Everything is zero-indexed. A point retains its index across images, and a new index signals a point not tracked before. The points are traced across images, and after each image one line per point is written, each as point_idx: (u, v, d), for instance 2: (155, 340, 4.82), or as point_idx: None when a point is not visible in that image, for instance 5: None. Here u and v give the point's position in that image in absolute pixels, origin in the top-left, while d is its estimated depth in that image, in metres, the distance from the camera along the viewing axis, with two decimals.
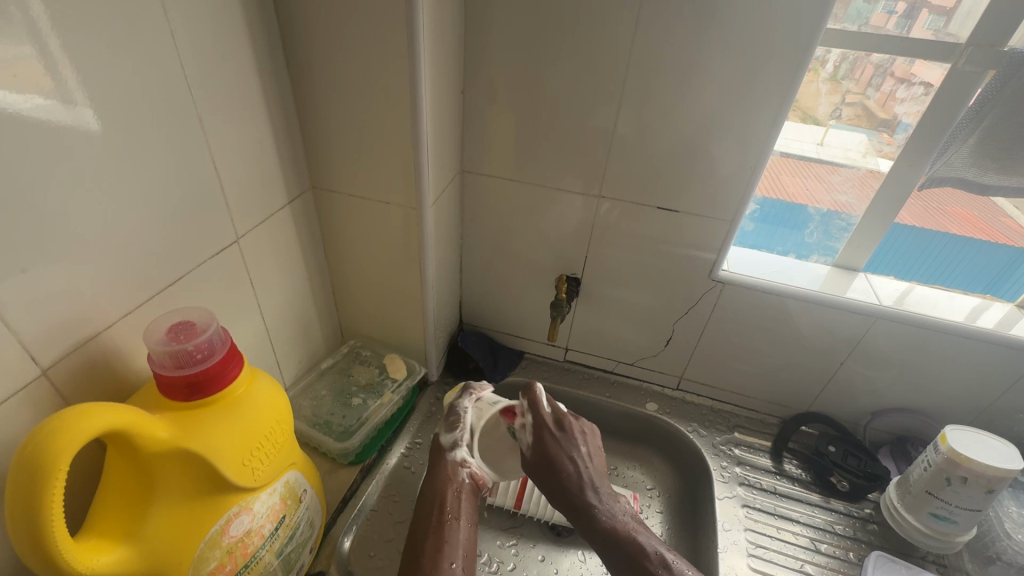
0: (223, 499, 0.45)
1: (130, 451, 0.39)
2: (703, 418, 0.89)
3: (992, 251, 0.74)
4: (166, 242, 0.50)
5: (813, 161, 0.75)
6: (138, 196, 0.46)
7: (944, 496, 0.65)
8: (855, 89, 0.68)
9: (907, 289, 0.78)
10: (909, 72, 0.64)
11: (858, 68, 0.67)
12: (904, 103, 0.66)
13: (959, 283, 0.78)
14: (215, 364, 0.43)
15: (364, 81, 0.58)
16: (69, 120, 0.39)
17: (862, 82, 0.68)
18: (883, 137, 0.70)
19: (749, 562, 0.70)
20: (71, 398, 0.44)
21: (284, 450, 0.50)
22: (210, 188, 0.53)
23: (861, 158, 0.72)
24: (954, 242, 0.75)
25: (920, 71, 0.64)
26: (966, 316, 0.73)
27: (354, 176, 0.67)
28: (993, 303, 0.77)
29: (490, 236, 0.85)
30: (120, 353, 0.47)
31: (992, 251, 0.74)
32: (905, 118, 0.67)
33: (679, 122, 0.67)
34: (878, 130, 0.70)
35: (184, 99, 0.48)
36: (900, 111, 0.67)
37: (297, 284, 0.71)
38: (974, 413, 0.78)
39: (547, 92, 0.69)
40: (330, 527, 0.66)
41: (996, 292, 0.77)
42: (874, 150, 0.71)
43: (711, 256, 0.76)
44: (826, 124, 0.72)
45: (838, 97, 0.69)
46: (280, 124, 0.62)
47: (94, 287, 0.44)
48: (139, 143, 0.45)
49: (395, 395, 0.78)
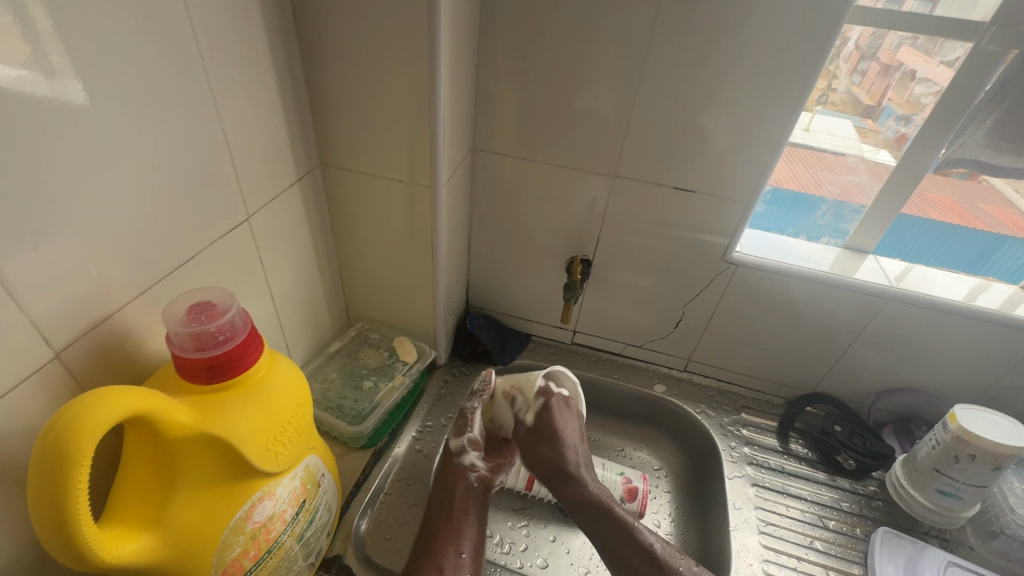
0: (247, 484, 0.43)
1: (153, 436, 0.38)
2: (710, 399, 0.89)
3: (970, 236, 0.75)
4: (176, 220, 0.47)
5: (799, 146, 0.74)
6: (148, 171, 0.44)
7: (951, 473, 0.66)
8: (842, 73, 0.68)
9: (908, 269, 0.78)
10: (895, 59, 0.66)
11: (845, 52, 0.66)
12: (890, 88, 0.68)
13: (943, 262, 0.78)
14: (237, 346, 0.41)
15: (378, 52, 0.56)
16: (52, 94, 0.35)
17: (849, 67, 0.68)
18: (868, 124, 0.71)
19: (760, 539, 0.71)
20: (85, 383, 0.42)
21: (306, 433, 0.49)
22: (221, 163, 0.51)
23: (851, 144, 0.73)
24: (947, 228, 0.75)
25: (905, 56, 0.65)
26: (965, 295, 0.74)
27: (365, 153, 0.64)
28: (992, 284, 0.77)
29: (499, 217, 0.83)
30: (134, 335, 0.45)
31: (971, 235, 0.75)
32: (890, 103, 0.69)
33: (699, 101, 0.66)
34: (863, 117, 0.71)
35: (194, 68, 0.45)
36: (885, 97, 0.69)
37: (305, 264, 0.69)
38: (976, 393, 0.79)
39: (563, 68, 0.67)
40: (345, 509, 0.66)
41: (981, 271, 0.78)
42: (861, 137, 0.72)
43: (724, 239, 0.75)
44: (813, 111, 0.71)
45: (827, 82, 0.68)
46: (289, 97, 0.59)
47: (104, 265, 0.42)
48: (148, 113, 0.42)
49: (407, 377, 0.77)
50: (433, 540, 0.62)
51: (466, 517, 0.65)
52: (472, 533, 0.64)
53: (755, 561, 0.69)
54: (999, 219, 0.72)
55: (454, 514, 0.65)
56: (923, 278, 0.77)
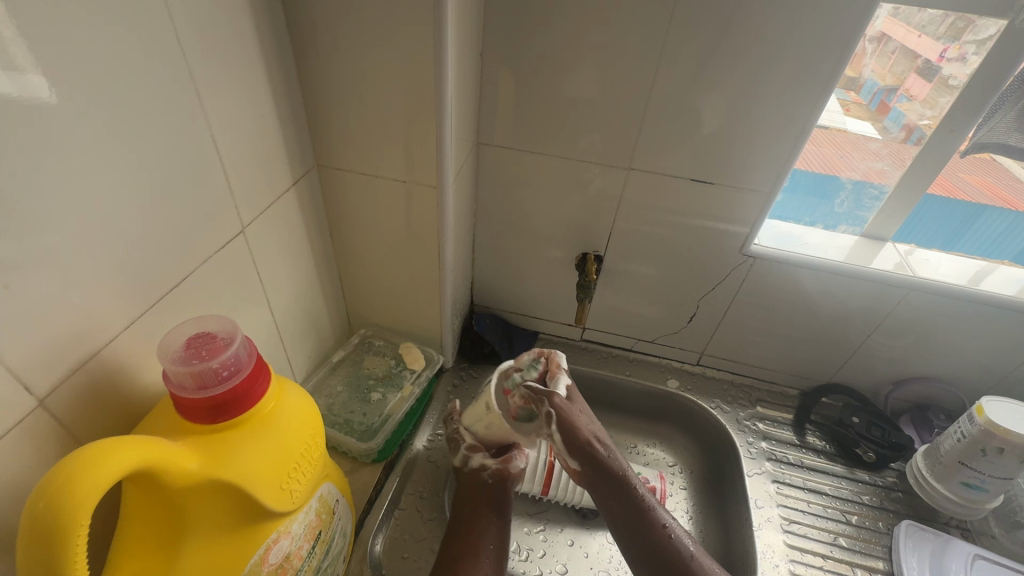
0: (261, 527, 0.40)
1: (156, 487, 0.34)
2: (725, 393, 0.88)
3: (948, 208, 0.74)
4: (163, 237, 0.43)
5: None
6: (128, 185, 0.39)
7: (977, 465, 0.65)
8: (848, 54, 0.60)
9: (908, 252, 0.76)
10: (880, 30, 0.62)
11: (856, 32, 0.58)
12: (874, 59, 0.65)
13: (921, 241, 0.77)
14: (242, 382, 0.37)
15: (378, 42, 0.51)
16: (18, 92, 0.31)
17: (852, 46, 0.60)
18: (850, 96, 0.69)
19: (785, 538, 0.70)
20: (75, 427, 0.38)
21: (320, 464, 0.45)
22: (209, 171, 0.46)
23: (835, 118, 0.70)
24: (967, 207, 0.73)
25: (888, 27, 0.62)
26: (971, 280, 0.72)
27: (364, 152, 0.60)
28: (999, 265, 0.76)
29: (505, 213, 0.79)
30: (127, 370, 0.41)
31: (951, 205, 0.73)
32: (869, 74, 0.67)
33: (719, 88, 0.62)
34: (846, 90, 0.68)
35: (174, 66, 0.40)
36: (867, 68, 0.66)
37: (304, 272, 0.65)
38: (994, 380, 0.78)
39: (574, 55, 0.63)
40: (359, 528, 0.63)
41: (955, 247, 0.77)
42: (843, 109, 0.69)
43: (743, 230, 0.72)
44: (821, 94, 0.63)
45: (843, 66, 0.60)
46: (281, 93, 0.54)
47: (88, 295, 0.37)
48: (125, 120, 0.38)
49: (415, 386, 0.74)
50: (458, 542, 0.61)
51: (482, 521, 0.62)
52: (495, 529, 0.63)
53: (781, 562, 0.68)
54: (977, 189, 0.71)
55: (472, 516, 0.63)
56: (923, 262, 0.74)
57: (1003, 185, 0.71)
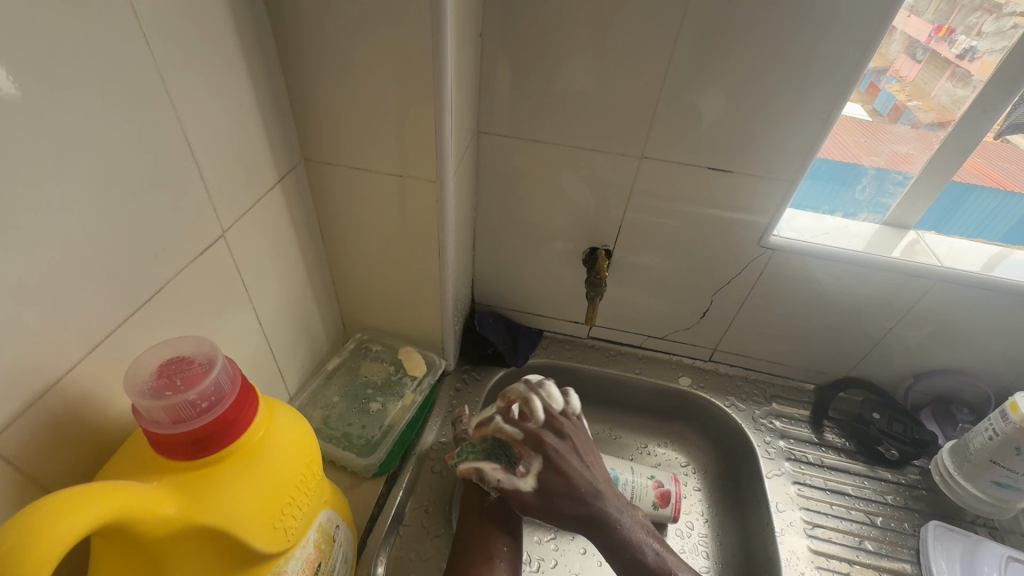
0: (254, 568, 0.36)
1: (128, 538, 0.30)
2: (739, 389, 0.84)
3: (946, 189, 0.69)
4: (131, 248, 0.38)
5: None
6: (86, 191, 0.34)
7: (1010, 464, 0.62)
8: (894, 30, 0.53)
9: (915, 239, 0.72)
10: None
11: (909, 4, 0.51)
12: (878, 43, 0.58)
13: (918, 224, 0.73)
14: (225, 413, 0.33)
15: (368, 22, 0.46)
16: None
17: None
18: None
19: (809, 544, 0.67)
20: (33, 468, 0.34)
21: (317, 493, 0.41)
22: (181, 171, 0.41)
23: None
24: (994, 194, 0.68)
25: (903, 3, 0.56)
26: (982, 266, 0.69)
27: (355, 144, 0.55)
28: (1012, 252, 0.72)
29: (508, 207, 0.74)
30: (93, 397, 0.37)
31: (948, 191, 0.69)
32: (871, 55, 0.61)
33: (741, 70, 0.57)
34: None
35: (134, 52, 0.35)
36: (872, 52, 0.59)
37: (293, 276, 0.60)
38: (1020, 372, 0.75)
39: (582, 35, 0.57)
40: (362, 548, 0.59)
41: (943, 230, 0.73)
42: None
43: (763, 220, 0.68)
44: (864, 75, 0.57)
45: None
46: (261, 81, 0.48)
47: (42, 318, 0.33)
48: (77, 116, 0.32)
49: (417, 394, 0.69)
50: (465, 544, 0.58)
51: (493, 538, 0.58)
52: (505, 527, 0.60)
53: (807, 569, 0.65)
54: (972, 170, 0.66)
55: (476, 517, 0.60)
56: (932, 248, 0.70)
57: (995, 167, 0.66)
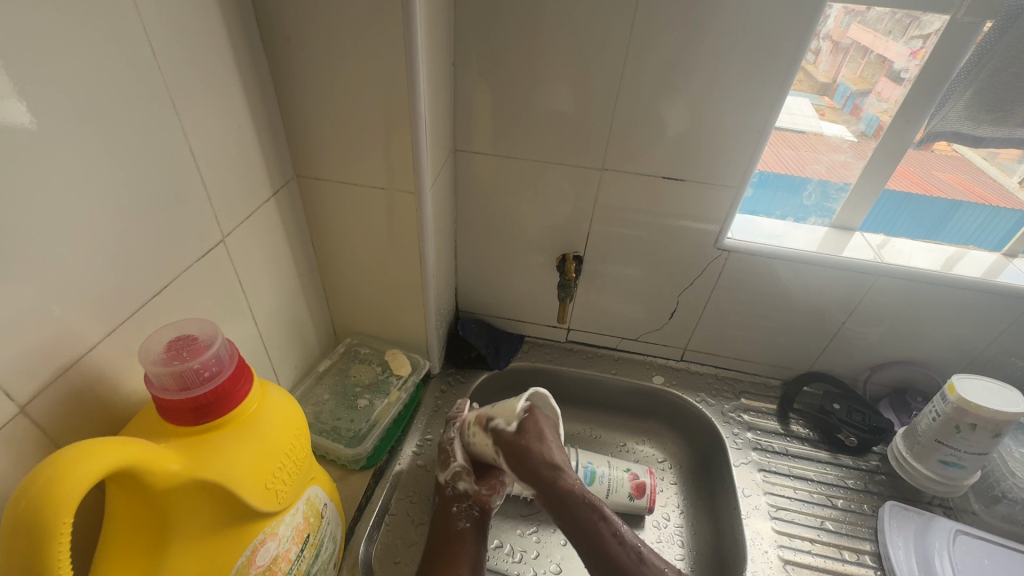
0: (247, 528, 0.41)
1: (138, 488, 0.35)
2: (709, 386, 0.89)
3: (926, 205, 0.76)
4: (143, 248, 0.44)
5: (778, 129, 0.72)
6: (107, 196, 0.40)
7: (953, 443, 0.67)
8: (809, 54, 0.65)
9: (884, 242, 0.78)
10: (844, 37, 0.65)
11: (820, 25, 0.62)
12: (842, 66, 0.68)
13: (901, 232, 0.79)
14: (224, 382, 0.38)
15: (351, 54, 0.53)
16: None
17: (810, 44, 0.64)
18: (825, 101, 0.71)
19: (773, 525, 0.71)
20: (56, 435, 0.39)
21: (306, 466, 0.46)
22: (187, 183, 0.47)
23: (811, 123, 0.72)
24: (979, 209, 0.75)
25: (852, 33, 0.65)
26: (942, 265, 0.74)
27: (342, 161, 0.61)
28: (969, 251, 0.78)
29: (484, 218, 0.80)
30: (107, 377, 0.42)
31: (921, 202, 0.76)
32: (843, 80, 0.69)
33: (685, 90, 0.64)
34: (820, 94, 0.70)
35: (150, 79, 0.42)
36: (838, 74, 0.68)
37: (286, 282, 0.66)
38: (966, 360, 0.80)
39: (543, 62, 0.65)
40: (350, 535, 0.63)
41: (940, 237, 0.79)
42: (819, 114, 0.72)
43: (715, 226, 0.74)
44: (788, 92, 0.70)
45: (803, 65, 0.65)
46: (258, 106, 0.55)
47: (67, 305, 0.38)
48: (102, 134, 0.39)
49: (402, 392, 0.74)
50: (432, 569, 0.59)
51: (465, 539, 0.63)
52: (469, 558, 0.61)
53: (771, 548, 0.69)
54: (952, 185, 0.74)
55: (451, 544, 0.62)
56: (897, 252, 0.76)
57: (977, 182, 0.74)
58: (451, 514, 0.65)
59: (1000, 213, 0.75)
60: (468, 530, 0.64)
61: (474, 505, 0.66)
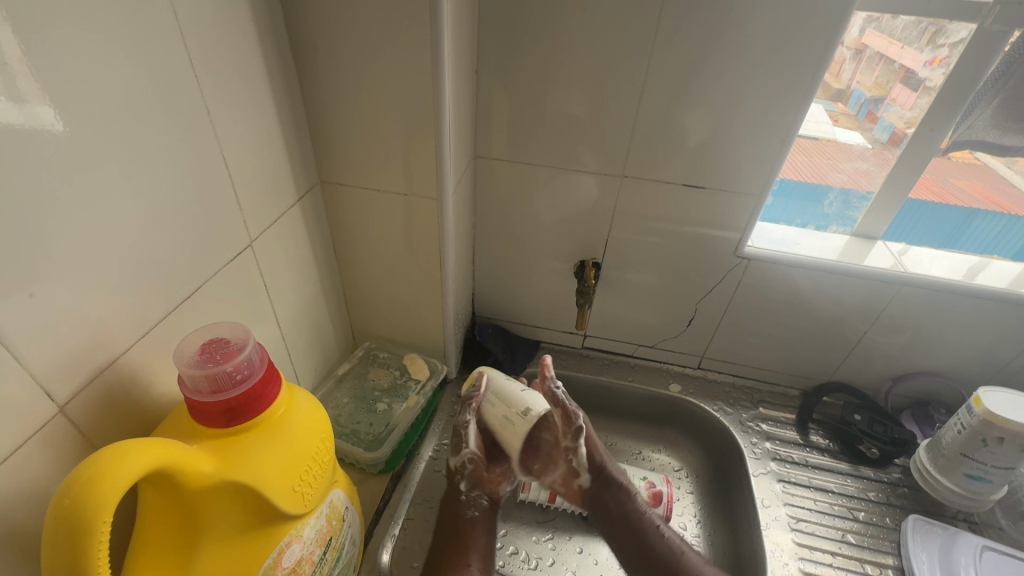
0: (275, 530, 0.41)
1: (172, 489, 0.35)
2: (726, 395, 0.89)
3: (945, 213, 0.75)
4: (176, 251, 0.45)
5: (801, 138, 0.72)
6: (142, 200, 0.41)
7: (979, 456, 0.66)
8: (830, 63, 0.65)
9: (905, 250, 0.77)
10: (862, 44, 0.65)
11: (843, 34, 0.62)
12: (859, 73, 0.68)
13: (922, 241, 0.78)
14: (255, 385, 0.39)
15: (378, 61, 0.54)
16: (25, 122, 0.32)
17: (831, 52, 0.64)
18: (839, 107, 0.71)
19: (793, 537, 0.70)
20: (92, 436, 0.40)
21: (330, 469, 0.46)
22: (218, 188, 0.48)
23: (824, 129, 0.72)
24: (999, 218, 0.74)
25: (871, 40, 0.65)
26: (965, 274, 0.73)
27: (366, 167, 0.62)
28: (992, 261, 0.77)
29: (503, 224, 0.81)
30: (140, 378, 0.43)
31: (942, 211, 0.75)
32: (858, 86, 0.69)
33: (707, 98, 0.64)
34: (836, 101, 0.70)
35: (185, 86, 0.43)
36: (854, 81, 0.69)
37: (309, 285, 0.67)
38: (991, 372, 0.79)
39: (565, 70, 0.65)
40: (368, 538, 0.63)
41: (954, 245, 0.77)
42: (832, 120, 0.72)
43: (735, 234, 0.74)
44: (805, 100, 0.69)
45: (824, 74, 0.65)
46: (286, 113, 0.56)
47: (104, 306, 0.39)
48: (138, 140, 0.40)
49: (420, 396, 0.75)
50: (441, 562, 0.61)
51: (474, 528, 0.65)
52: (477, 550, 0.64)
53: (791, 560, 0.68)
54: (971, 194, 0.73)
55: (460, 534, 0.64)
56: (920, 260, 0.75)
57: (999, 192, 0.72)
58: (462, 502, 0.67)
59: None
60: (477, 519, 0.66)
61: (484, 494, 0.68)
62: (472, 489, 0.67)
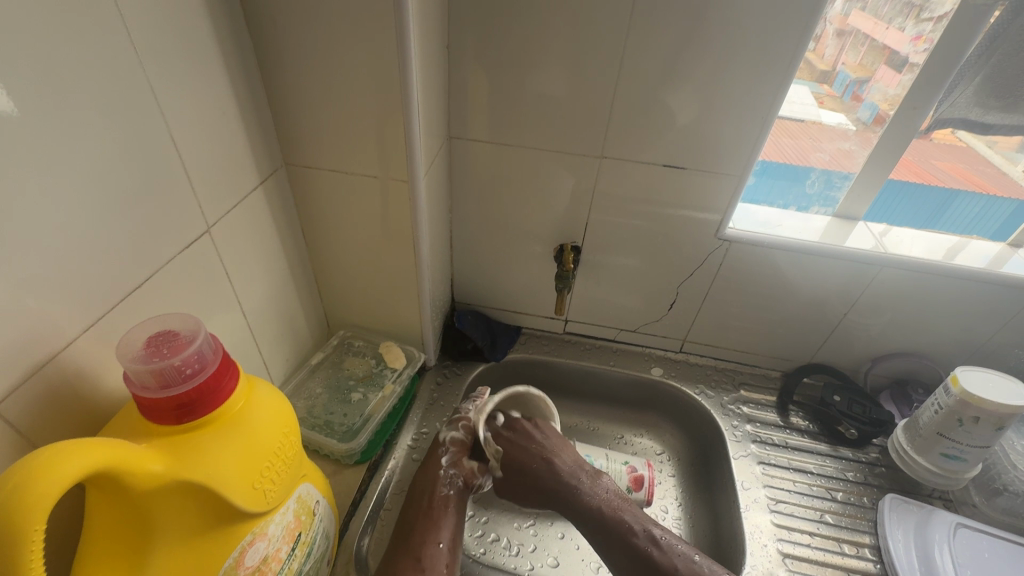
0: (236, 528, 0.40)
1: (118, 491, 0.33)
2: (708, 378, 0.88)
3: (925, 195, 0.74)
4: (124, 241, 0.42)
5: (783, 119, 0.70)
6: (83, 187, 0.38)
7: (955, 436, 0.67)
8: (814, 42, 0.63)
9: (885, 231, 0.77)
10: (846, 23, 0.64)
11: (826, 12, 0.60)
12: (843, 52, 0.66)
13: (902, 222, 0.77)
14: (207, 379, 0.37)
15: (340, 35, 0.50)
16: None
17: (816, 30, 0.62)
18: (824, 89, 0.69)
19: (772, 518, 0.71)
20: (33, 435, 0.37)
21: (296, 463, 0.45)
22: (170, 172, 0.45)
23: (808, 110, 0.70)
24: (978, 198, 0.73)
25: (855, 20, 0.63)
26: (944, 255, 0.73)
27: (333, 149, 0.59)
28: (971, 241, 0.76)
29: (480, 208, 0.78)
30: (86, 373, 0.41)
31: (923, 192, 0.74)
32: (843, 67, 0.67)
33: (689, 76, 0.62)
34: (820, 82, 0.69)
35: (126, 62, 0.39)
36: (838, 61, 0.67)
37: (276, 273, 0.64)
38: (968, 352, 0.79)
39: (541, 46, 0.63)
40: (344, 531, 0.62)
41: (937, 227, 0.77)
42: (817, 102, 0.70)
43: (716, 216, 0.72)
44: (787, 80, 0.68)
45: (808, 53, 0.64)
46: (243, 91, 0.53)
47: (42, 300, 0.37)
48: (77, 122, 0.37)
49: (397, 385, 0.73)
50: (410, 534, 0.60)
51: (446, 507, 0.62)
52: (447, 528, 0.61)
53: (770, 542, 0.68)
54: (953, 174, 0.72)
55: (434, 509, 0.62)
56: (900, 241, 0.75)
57: (978, 172, 0.71)
58: (437, 479, 0.64)
59: (1004, 202, 0.73)
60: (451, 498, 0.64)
61: (461, 475, 0.66)
62: (451, 467, 0.65)
